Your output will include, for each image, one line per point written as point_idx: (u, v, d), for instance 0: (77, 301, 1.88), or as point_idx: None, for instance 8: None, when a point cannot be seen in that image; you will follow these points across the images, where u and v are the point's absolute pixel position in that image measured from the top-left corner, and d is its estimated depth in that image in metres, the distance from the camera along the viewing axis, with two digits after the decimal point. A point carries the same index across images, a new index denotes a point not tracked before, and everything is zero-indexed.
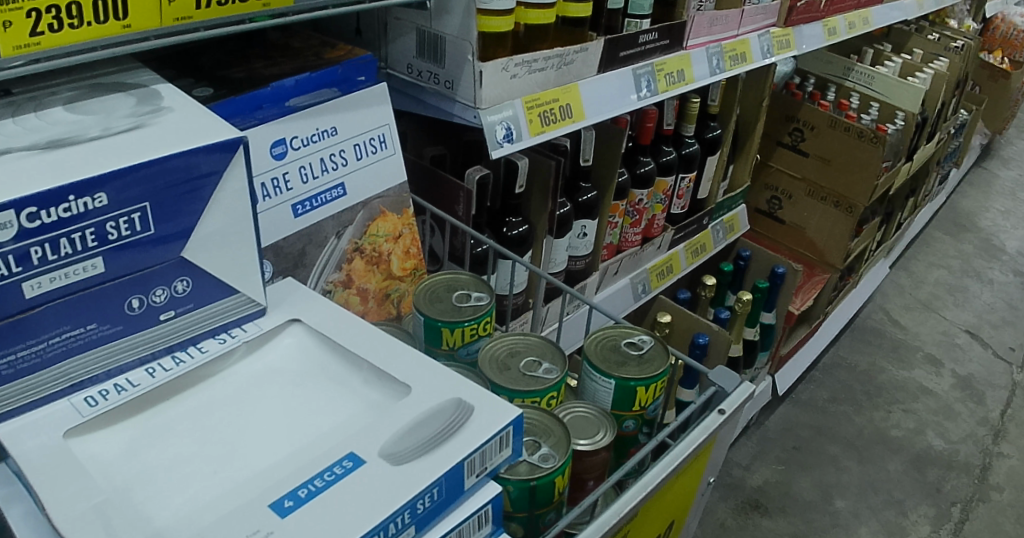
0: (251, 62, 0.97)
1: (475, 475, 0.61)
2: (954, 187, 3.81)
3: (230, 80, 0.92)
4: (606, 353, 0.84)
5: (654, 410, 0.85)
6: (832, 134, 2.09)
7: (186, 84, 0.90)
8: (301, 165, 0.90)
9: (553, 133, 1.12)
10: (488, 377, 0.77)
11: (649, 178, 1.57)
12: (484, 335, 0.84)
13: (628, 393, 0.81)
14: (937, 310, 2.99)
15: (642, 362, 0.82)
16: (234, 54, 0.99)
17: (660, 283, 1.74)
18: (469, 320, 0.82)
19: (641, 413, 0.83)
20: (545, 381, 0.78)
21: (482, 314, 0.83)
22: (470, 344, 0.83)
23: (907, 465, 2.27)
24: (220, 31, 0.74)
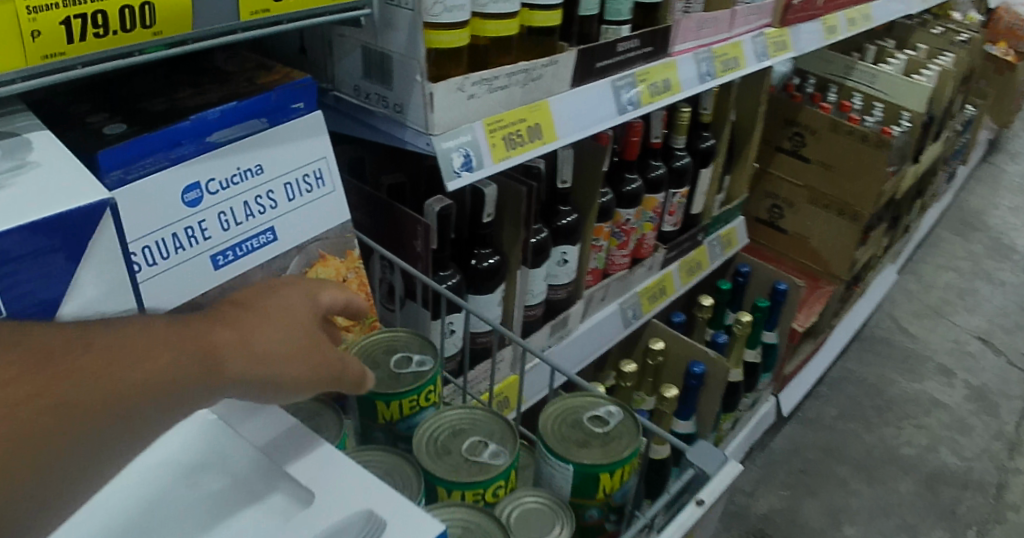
0: (176, 91, 0.86)
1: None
2: (961, 185, 3.66)
3: (148, 112, 0.81)
4: (564, 430, 0.74)
5: (623, 495, 0.75)
6: (835, 138, 1.97)
7: (99, 120, 0.79)
8: (221, 210, 0.78)
9: (520, 157, 1.00)
10: (424, 467, 0.70)
11: (637, 196, 1.43)
12: (426, 405, 0.76)
13: (589, 479, 0.71)
14: (947, 316, 2.85)
15: (605, 442, 0.72)
16: (158, 82, 0.87)
17: (652, 306, 1.59)
18: (405, 393, 0.74)
19: (607, 500, 0.73)
20: (489, 471, 0.70)
21: (421, 383, 0.75)
22: (410, 417, 0.75)
23: (920, 486, 2.14)
24: (104, 67, 0.63)
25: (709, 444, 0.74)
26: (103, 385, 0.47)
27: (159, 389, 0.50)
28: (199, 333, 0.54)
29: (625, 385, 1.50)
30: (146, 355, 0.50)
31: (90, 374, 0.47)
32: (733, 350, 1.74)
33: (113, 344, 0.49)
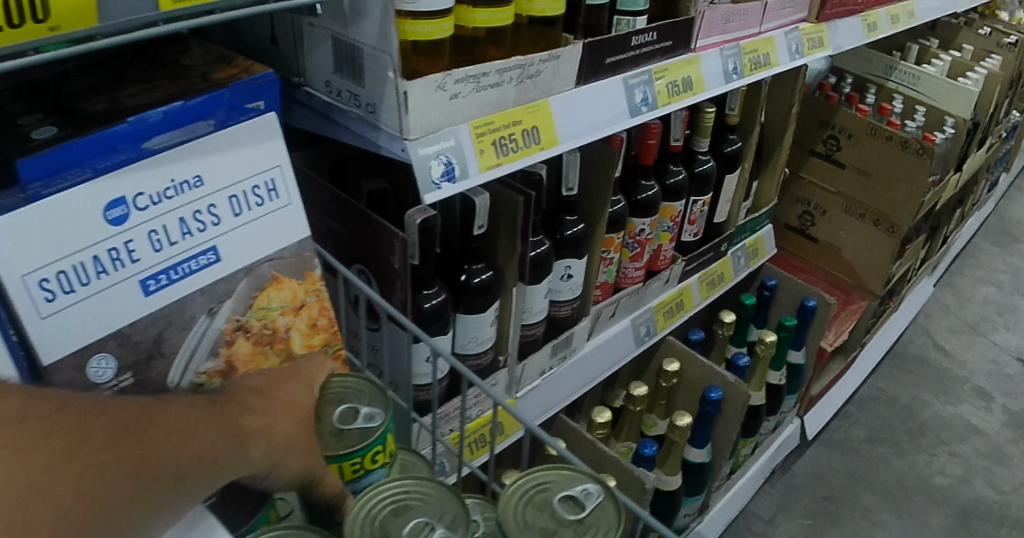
0: (119, 87, 0.74)
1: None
2: (1003, 192, 3.45)
3: (85, 113, 0.69)
4: (530, 516, 0.62)
5: None
6: (872, 144, 1.82)
7: (30, 123, 0.67)
8: (152, 228, 0.67)
9: (512, 165, 0.88)
10: None
11: (653, 204, 1.29)
12: (378, 466, 0.70)
13: None
14: (985, 333, 2.67)
15: (581, 535, 0.60)
16: (99, 75, 0.76)
17: (668, 324, 1.45)
18: (350, 453, 0.68)
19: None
20: None
21: (370, 442, 0.69)
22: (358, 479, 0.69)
23: (951, 520, 1.99)
24: None
25: None
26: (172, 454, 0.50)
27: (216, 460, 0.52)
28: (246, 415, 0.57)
29: (634, 409, 1.36)
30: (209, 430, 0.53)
31: (151, 448, 0.49)
32: (755, 372, 1.60)
33: (172, 418, 0.51)
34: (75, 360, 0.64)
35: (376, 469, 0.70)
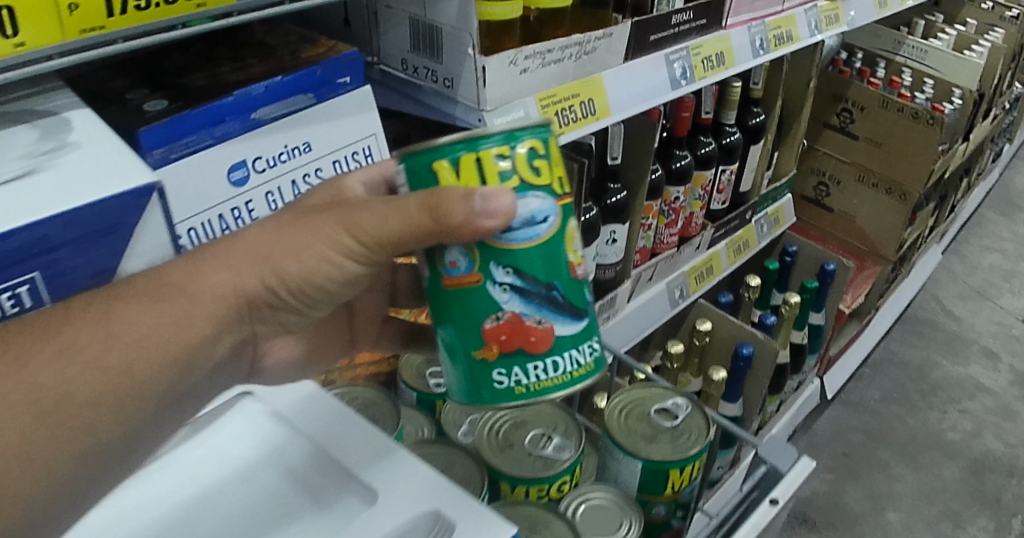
0: (218, 66, 0.80)
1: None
2: (1006, 162, 3.52)
3: (192, 89, 0.75)
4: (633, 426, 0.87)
5: (687, 493, 0.87)
6: (886, 115, 1.90)
7: (140, 97, 0.74)
8: (268, 190, 0.75)
9: (573, 134, 0.97)
10: (496, 460, 0.81)
11: (687, 173, 1.38)
12: (536, 180, 0.59)
13: (659, 473, 0.84)
14: (991, 298, 2.76)
15: (673, 436, 0.86)
16: (200, 58, 0.81)
17: (700, 286, 1.54)
18: (491, 139, 0.58)
19: (673, 497, 0.86)
20: (556, 464, 0.80)
21: (516, 134, 0.59)
22: (514, 192, 0.58)
23: (964, 472, 2.09)
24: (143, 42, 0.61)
25: None
26: (97, 335, 0.52)
27: (162, 313, 0.54)
28: (177, 263, 0.57)
29: (671, 367, 1.45)
30: (141, 297, 0.54)
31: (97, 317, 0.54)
32: (780, 332, 1.69)
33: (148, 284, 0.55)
34: None
35: (534, 185, 0.59)
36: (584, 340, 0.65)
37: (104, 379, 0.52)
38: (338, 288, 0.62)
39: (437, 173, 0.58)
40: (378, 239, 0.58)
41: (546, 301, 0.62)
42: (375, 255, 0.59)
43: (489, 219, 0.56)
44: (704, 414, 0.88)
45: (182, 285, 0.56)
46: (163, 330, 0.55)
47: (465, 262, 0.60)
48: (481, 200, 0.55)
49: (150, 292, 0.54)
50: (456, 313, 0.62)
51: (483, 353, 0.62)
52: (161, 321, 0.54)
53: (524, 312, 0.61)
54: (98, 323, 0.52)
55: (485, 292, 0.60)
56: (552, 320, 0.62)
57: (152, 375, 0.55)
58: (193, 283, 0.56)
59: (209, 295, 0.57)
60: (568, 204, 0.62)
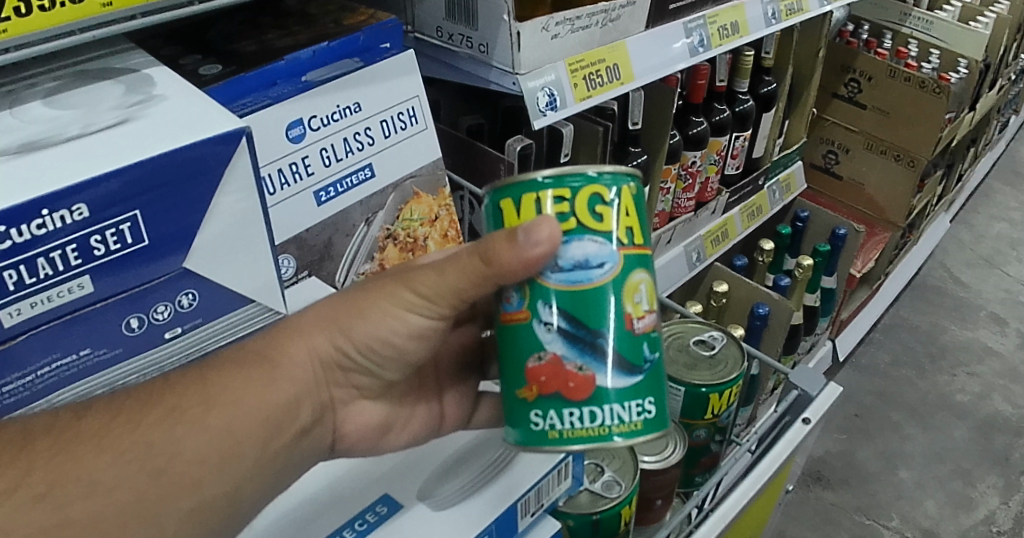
0: (262, 33, 0.84)
1: (530, 514, 0.71)
2: (1012, 132, 3.55)
3: (241, 54, 0.79)
4: (678, 356, 0.99)
5: (725, 418, 1.01)
6: (892, 85, 1.93)
7: (193, 62, 0.77)
8: (322, 147, 0.81)
9: (600, 97, 1.02)
10: None
11: (703, 138, 1.43)
12: (601, 226, 0.60)
13: (701, 399, 0.97)
14: (998, 265, 2.81)
15: (713, 366, 0.99)
16: (245, 24, 0.86)
17: (716, 250, 1.60)
18: (567, 181, 0.61)
19: (713, 421, 0.99)
20: None
21: (596, 177, 0.61)
22: (569, 234, 0.60)
23: (973, 432, 2.14)
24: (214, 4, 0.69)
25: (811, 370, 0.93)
26: (195, 398, 0.56)
27: (249, 377, 0.59)
28: (258, 338, 0.62)
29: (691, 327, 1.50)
30: (231, 365, 0.59)
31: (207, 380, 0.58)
32: (794, 293, 1.75)
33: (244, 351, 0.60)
34: None
35: (594, 230, 0.60)
36: (633, 398, 0.62)
37: (208, 437, 0.56)
38: (404, 345, 0.65)
39: (509, 215, 0.62)
40: (437, 290, 0.61)
41: (591, 349, 0.61)
42: (436, 306, 0.62)
43: (532, 253, 0.58)
44: (740, 345, 1.01)
45: (265, 353, 0.61)
46: (252, 391, 0.59)
47: (517, 298, 0.62)
48: (525, 233, 0.58)
49: (238, 361, 0.59)
50: (507, 348, 0.63)
51: (524, 393, 0.63)
52: (250, 385, 0.59)
53: (564, 355, 0.61)
54: (196, 388, 0.57)
55: (531, 330, 0.61)
56: (594, 369, 0.61)
57: (250, 434, 0.58)
58: (274, 352, 0.61)
59: (289, 364, 0.62)
60: (635, 258, 0.62)
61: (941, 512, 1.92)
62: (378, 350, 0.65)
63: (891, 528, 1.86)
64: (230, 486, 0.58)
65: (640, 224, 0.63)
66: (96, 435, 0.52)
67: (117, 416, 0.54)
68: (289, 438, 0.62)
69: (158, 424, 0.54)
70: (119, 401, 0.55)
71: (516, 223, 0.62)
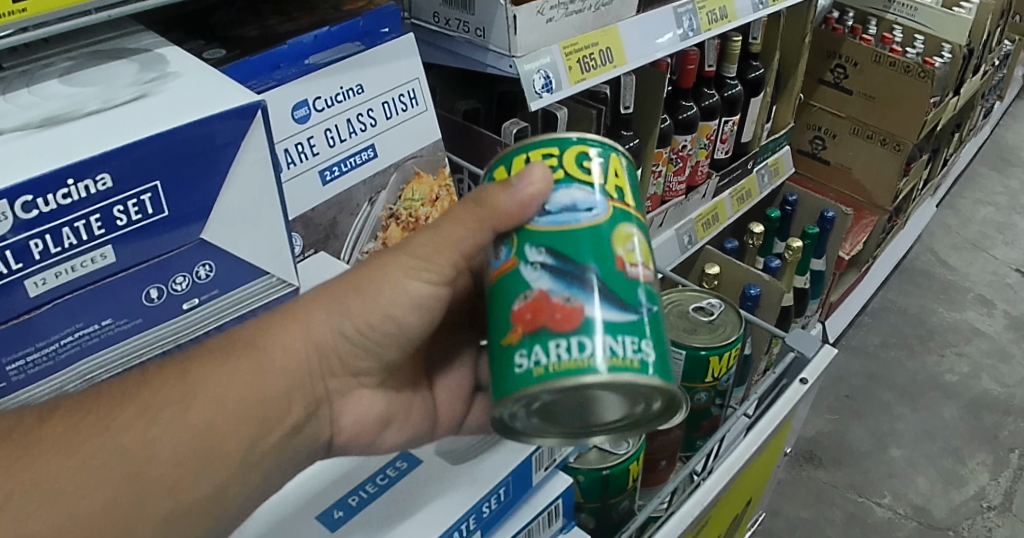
0: (264, 19, 0.86)
1: (544, 468, 0.78)
2: (999, 119, 3.60)
3: (244, 39, 0.81)
4: (678, 321, 1.03)
5: (724, 382, 1.04)
6: (877, 70, 1.96)
7: (197, 47, 0.80)
8: (327, 128, 0.83)
9: (594, 80, 1.04)
10: None
11: (693, 123, 1.46)
12: (590, 177, 0.60)
13: (701, 362, 1.00)
14: (985, 249, 2.85)
15: (712, 329, 1.02)
16: (246, 11, 0.87)
17: (707, 234, 1.63)
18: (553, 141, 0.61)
19: (713, 384, 1.03)
20: None
21: (587, 140, 0.61)
22: (558, 183, 0.59)
23: (962, 411, 2.18)
24: None
25: (803, 331, 0.94)
26: (176, 394, 0.56)
27: (233, 368, 0.58)
28: (250, 325, 0.62)
29: None
30: (213, 357, 0.58)
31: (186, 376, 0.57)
32: (785, 275, 1.78)
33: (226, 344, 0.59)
34: None
35: (583, 181, 0.59)
36: (625, 334, 0.56)
37: (185, 437, 0.55)
38: (407, 320, 0.65)
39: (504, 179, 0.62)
40: (434, 246, 0.62)
41: (578, 282, 0.56)
42: (437, 266, 0.62)
43: (524, 197, 0.58)
44: (737, 310, 1.04)
45: (253, 341, 0.60)
46: (236, 382, 0.58)
47: (505, 251, 0.59)
48: (517, 178, 0.59)
49: (223, 352, 0.59)
50: (493, 303, 0.59)
51: (508, 336, 0.57)
52: (232, 377, 0.58)
53: (551, 289, 0.56)
54: (176, 383, 0.56)
55: (517, 273, 0.58)
56: (582, 300, 0.56)
57: (234, 431, 0.57)
58: (265, 338, 0.61)
59: (274, 355, 0.61)
60: (622, 210, 0.60)
61: (932, 488, 1.96)
62: (378, 329, 0.64)
63: (883, 505, 1.90)
64: (223, 476, 0.57)
65: (629, 189, 0.62)
66: (66, 436, 0.52)
67: (85, 416, 0.53)
68: (279, 428, 0.61)
69: (137, 419, 0.54)
70: (103, 395, 0.54)
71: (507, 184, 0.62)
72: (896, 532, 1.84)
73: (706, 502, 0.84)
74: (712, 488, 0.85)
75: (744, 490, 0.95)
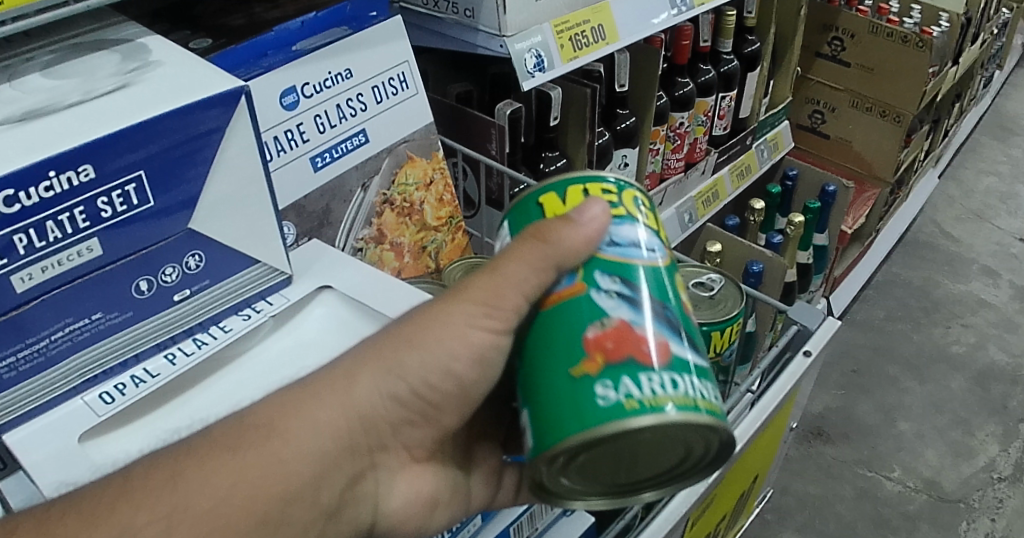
0: (251, 6, 0.84)
1: None
2: (999, 88, 3.57)
3: (229, 28, 0.80)
4: None
5: (728, 357, 1.02)
6: (875, 41, 1.93)
7: (182, 37, 0.78)
8: (316, 114, 0.82)
9: (586, 58, 1.03)
10: None
11: (689, 100, 1.44)
12: (629, 200, 0.60)
13: (706, 338, 0.98)
14: (989, 219, 2.83)
15: (715, 303, 1.01)
16: None
17: (707, 211, 1.61)
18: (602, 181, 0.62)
19: (716, 360, 1.01)
20: None
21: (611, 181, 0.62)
22: (614, 216, 0.58)
23: (970, 382, 2.17)
24: None
25: (808, 305, 0.92)
26: (162, 510, 0.48)
27: (247, 459, 0.51)
28: (268, 401, 0.54)
29: None
30: (222, 449, 0.51)
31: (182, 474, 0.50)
32: (787, 250, 1.75)
33: (234, 433, 0.52)
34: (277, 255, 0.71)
35: (643, 223, 0.60)
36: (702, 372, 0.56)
37: None
38: (468, 374, 0.57)
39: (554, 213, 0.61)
40: (495, 292, 0.55)
41: (657, 319, 0.55)
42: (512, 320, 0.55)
43: (583, 233, 0.55)
44: (738, 285, 1.03)
45: (272, 425, 0.52)
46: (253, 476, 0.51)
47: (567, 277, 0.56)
48: (572, 213, 0.56)
49: (234, 442, 0.51)
50: (558, 327, 0.55)
51: (583, 364, 0.53)
52: (237, 474, 0.50)
53: (631, 320, 0.54)
54: (169, 480, 0.49)
55: (589, 298, 0.55)
56: (662, 333, 0.54)
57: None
58: (289, 416, 0.53)
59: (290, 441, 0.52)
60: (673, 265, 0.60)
61: (942, 461, 1.95)
62: (437, 388, 0.57)
63: (893, 479, 1.89)
64: None
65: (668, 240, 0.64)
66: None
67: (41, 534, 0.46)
68: (310, 512, 0.54)
69: (120, 537, 0.47)
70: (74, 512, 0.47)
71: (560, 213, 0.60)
72: (907, 506, 1.84)
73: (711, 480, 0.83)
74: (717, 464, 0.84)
75: (751, 465, 0.94)
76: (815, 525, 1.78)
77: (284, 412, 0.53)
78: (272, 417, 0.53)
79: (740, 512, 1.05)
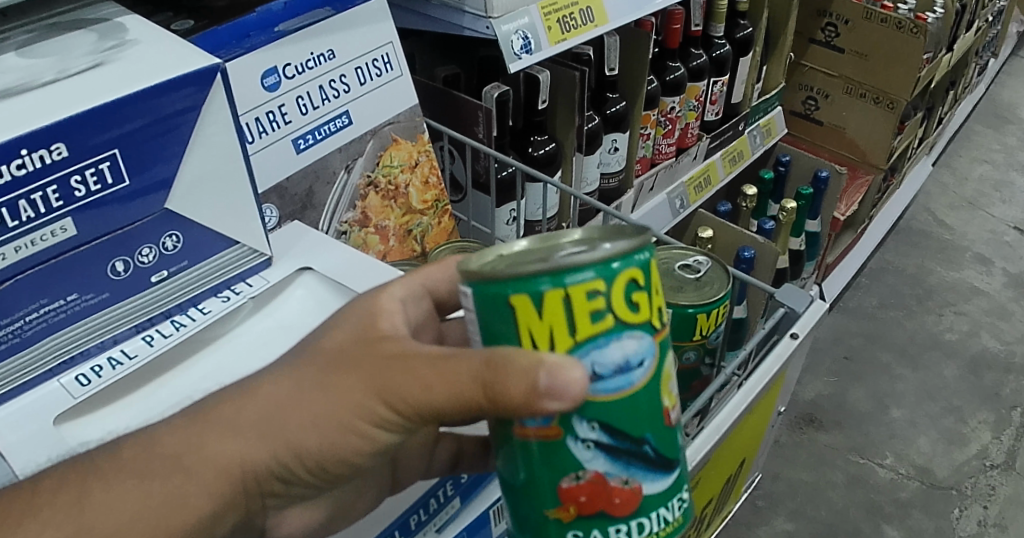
0: None
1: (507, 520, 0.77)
2: (994, 76, 3.55)
3: (211, 9, 0.78)
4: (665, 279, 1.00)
5: (715, 340, 1.01)
6: (869, 27, 1.91)
7: (164, 19, 0.76)
8: (298, 95, 0.81)
9: (575, 40, 1.02)
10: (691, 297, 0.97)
11: (681, 84, 1.43)
12: (614, 314, 0.49)
13: (690, 319, 0.97)
14: (983, 207, 2.82)
15: (700, 286, 0.99)
16: None
17: (699, 197, 1.60)
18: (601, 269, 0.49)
19: (702, 342, 0.99)
20: (707, 300, 0.97)
21: (597, 269, 0.49)
22: (599, 336, 0.49)
23: (963, 370, 2.17)
24: None
25: (797, 288, 0.89)
26: (68, 528, 0.49)
27: (151, 490, 0.51)
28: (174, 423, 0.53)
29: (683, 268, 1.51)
30: (127, 474, 0.51)
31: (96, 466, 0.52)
32: (780, 237, 1.75)
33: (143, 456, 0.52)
34: (235, 254, 0.68)
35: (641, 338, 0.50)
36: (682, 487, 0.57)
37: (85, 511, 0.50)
38: (361, 463, 0.55)
39: (526, 327, 0.49)
40: (415, 406, 0.50)
41: (635, 459, 0.52)
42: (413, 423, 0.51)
43: (558, 394, 0.47)
44: (726, 268, 1.01)
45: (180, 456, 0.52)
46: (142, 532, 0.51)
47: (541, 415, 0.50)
48: (549, 376, 0.47)
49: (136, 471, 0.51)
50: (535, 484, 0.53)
51: (559, 512, 0.53)
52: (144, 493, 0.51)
53: (607, 472, 0.51)
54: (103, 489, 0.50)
55: (566, 450, 0.51)
56: (640, 480, 0.53)
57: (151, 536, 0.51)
58: (196, 455, 0.52)
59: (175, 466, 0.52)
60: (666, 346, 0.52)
61: (935, 448, 1.95)
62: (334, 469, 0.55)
63: (885, 465, 1.89)
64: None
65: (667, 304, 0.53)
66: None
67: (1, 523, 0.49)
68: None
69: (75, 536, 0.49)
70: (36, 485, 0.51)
71: (535, 325, 0.49)
72: (898, 493, 1.84)
73: (695, 461, 0.81)
74: (701, 447, 0.82)
75: (737, 448, 0.93)
76: (807, 511, 1.78)
77: (185, 431, 0.53)
78: (177, 440, 0.52)
79: (727, 497, 1.05)
